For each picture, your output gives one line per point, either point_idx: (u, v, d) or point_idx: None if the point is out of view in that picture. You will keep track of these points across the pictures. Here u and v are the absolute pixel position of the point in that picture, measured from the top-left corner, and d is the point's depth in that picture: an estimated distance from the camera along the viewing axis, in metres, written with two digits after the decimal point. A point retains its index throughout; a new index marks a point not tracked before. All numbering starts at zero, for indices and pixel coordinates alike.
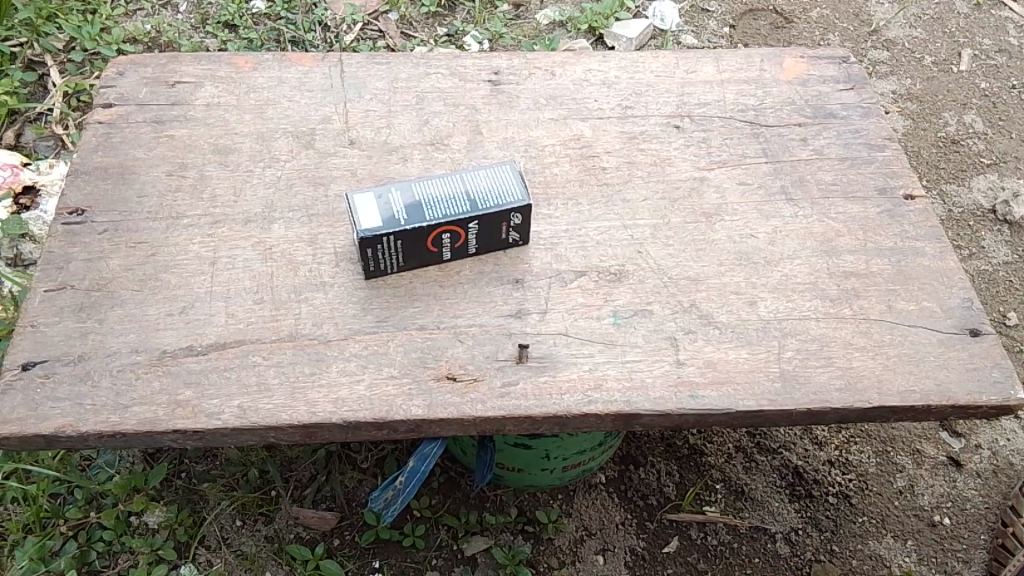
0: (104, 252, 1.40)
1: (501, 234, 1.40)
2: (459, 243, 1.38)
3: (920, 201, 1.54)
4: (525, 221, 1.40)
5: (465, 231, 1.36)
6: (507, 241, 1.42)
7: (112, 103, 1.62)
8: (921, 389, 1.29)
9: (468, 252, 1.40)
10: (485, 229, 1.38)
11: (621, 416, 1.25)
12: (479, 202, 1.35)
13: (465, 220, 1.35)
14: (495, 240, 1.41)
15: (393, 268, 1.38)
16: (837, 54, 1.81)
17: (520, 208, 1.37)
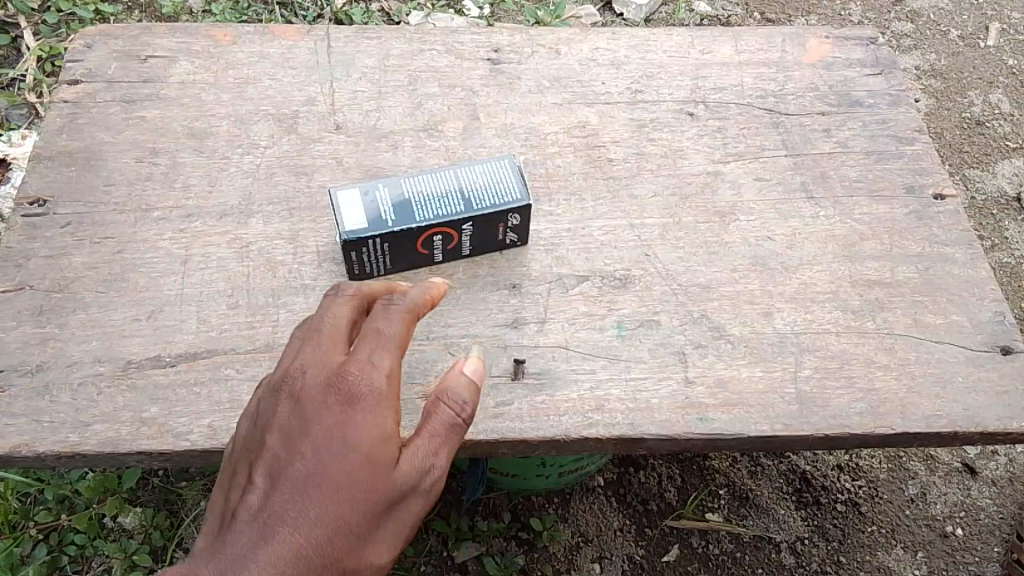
0: (66, 248, 1.29)
1: (498, 235, 1.29)
2: (452, 245, 1.27)
3: (951, 202, 1.43)
4: (524, 222, 1.28)
5: (459, 233, 1.25)
6: (504, 242, 1.31)
7: (79, 79, 1.49)
8: (947, 415, 1.20)
9: (461, 253, 1.30)
10: (480, 230, 1.27)
11: (624, 440, 1.16)
12: (473, 201, 1.24)
13: (458, 222, 1.23)
14: (491, 242, 1.30)
15: (380, 271, 1.27)
16: (864, 34, 1.67)
17: (519, 209, 1.26)
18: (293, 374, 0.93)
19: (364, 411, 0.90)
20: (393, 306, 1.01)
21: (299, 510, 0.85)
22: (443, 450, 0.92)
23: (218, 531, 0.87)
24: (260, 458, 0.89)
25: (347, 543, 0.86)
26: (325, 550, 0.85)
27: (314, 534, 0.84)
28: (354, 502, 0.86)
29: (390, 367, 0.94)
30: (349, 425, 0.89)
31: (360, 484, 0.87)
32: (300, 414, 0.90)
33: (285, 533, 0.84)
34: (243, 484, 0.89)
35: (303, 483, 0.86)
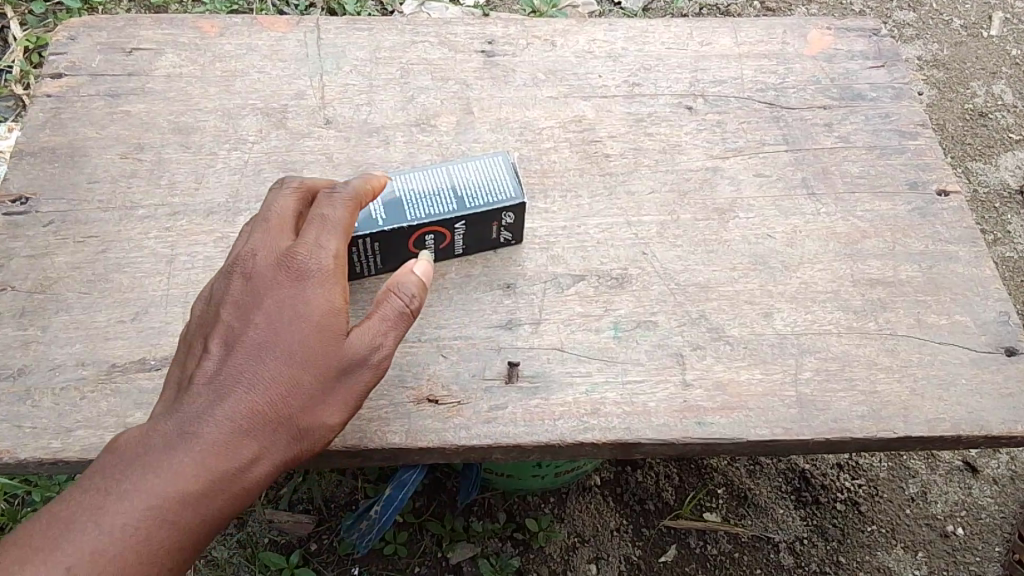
0: (48, 248, 1.26)
1: (492, 233, 1.26)
2: (445, 244, 1.24)
3: (955, 198, 1.40)
4: (517, 220, 1.25)
5: (451, 232, 1.22)
6: (498, 241, 1.28)
7: (62, 73, 1.46)
8: (950, 418, 1.17)
9: (454, 252, 1.27)
10: (473, 229, 1.24)
11: (620, 445, 1.13)
12: (465, 199, 1.21)
13: (451, 220, 1.20)
14: (483, 240, 1.27)
15: (370, 271, 1.24)
16: (867, 25, 1.63)
17: (513, 207, 1.22)
18: (246, 258, 1.04)
19: (312, 289, 1.01)
20: (335, 193, 1.09)
21: (254, 373, 0.97)
22: (392, 331, 1.03)
23: (179, 393, 0.98)
24: (216, 328, 1.00)
25: (299, 403, 0.97)
26: (279, 409, 0.97)
27: (269, 393, 0.96)
28: (304, 366, 0.98)
29: (335, 249, 1.04)
30: (299, 300, 1.00)
31: (309, 352, 0.98)
32: (253, 292, 1.01)
33: (243, 391, 0.96)
34: (200, 353, 1.00)
35: (256, 350, 0.98)
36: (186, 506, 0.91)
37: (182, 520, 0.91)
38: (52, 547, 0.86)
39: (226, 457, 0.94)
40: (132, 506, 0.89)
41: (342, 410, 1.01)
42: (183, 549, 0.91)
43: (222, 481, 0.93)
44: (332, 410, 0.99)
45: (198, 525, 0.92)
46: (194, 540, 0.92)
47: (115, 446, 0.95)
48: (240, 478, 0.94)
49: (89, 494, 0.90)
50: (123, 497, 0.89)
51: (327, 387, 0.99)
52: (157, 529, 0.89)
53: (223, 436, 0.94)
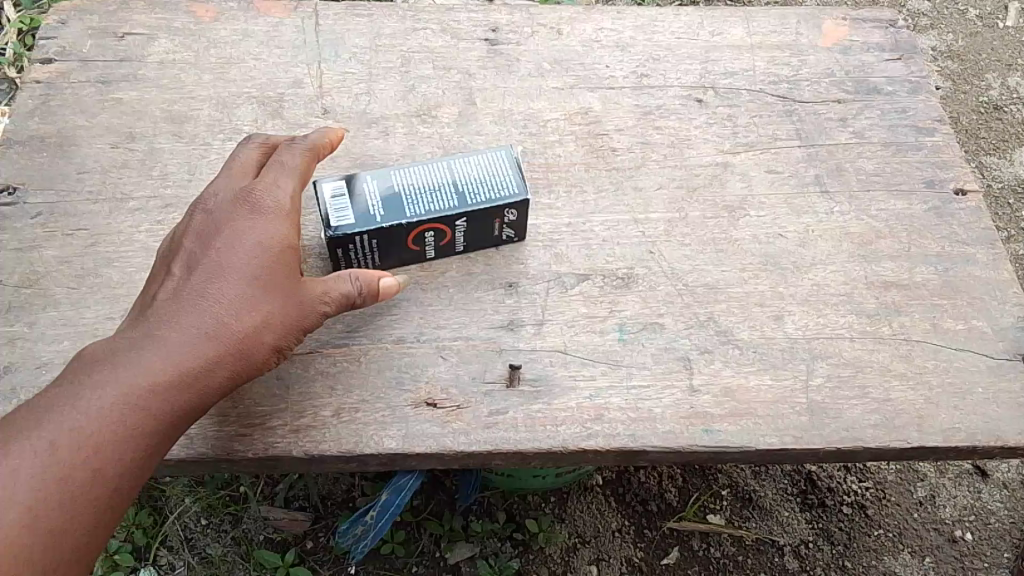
0: (36, 241, 1.22)
1: (494, 230, 1.22)
2: (445, 241, 1.20)
3: (973, 198, 1.35)
4: (520, 218, 1.21)
5: (451, 229, 1.18)
6: (501, 238, 1.24)
7: (52, 58, 1.41)
8: (966, 428, 1.14)
9: (454, 249, 1.22)
10: (474, 226, 1.19)
11: (624, 453, 1.09)
12: (466, 195, 1.17)
13: (451, 217, 1.16)
14: (485, 238, 1.23)
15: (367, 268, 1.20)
16: (884, 16, 1.58)
17: (516, 204, 1.18)
18: (207, 198, 1.10)
19: (269, 219, 1.07)
20: (292, 143, 1.15)
21: (217, 288, 1.01)
22: (339, 305, 1.07)
23: (145, 310, 1.02)
24: (179, 253, 1.06)
25: (261, 318, 1.01)
26: (242, 320, 1.00)
27: (234, 305, 1.01)
28: (265, 286, 1.03)
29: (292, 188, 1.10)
30: (259, 227, 1.06)
31: (269, 272, 1.03)
32: (217, 222, 1.07)
33: (209, 303, 1.00)
34: (165, 277, 1.05)
35: (219, 269, 1.03)
36: (153, 398, 0.94)
37: (150, 413, 0.94)
38: (28, 428, 0.89)
39: (191, 359, 0.97)
40: (104, 393, 0.92)
41: (299, 333, 1.05)
42: (150, 443, 0.94)
43: (187, 381, 0.97)
44: (291, 330, 1.04)
45: (164, 422, 0.95)
46: (159, 438, 0.95)
47: (81, 354, 0.99)
48: (202, 380, 0.98)
49: (62, 387, 0.94)
50: (95, 388, 0.93)
51: (287, 307, 1.03)
52: (127, 416, 0.92)
53: (189, 340, 0.98)
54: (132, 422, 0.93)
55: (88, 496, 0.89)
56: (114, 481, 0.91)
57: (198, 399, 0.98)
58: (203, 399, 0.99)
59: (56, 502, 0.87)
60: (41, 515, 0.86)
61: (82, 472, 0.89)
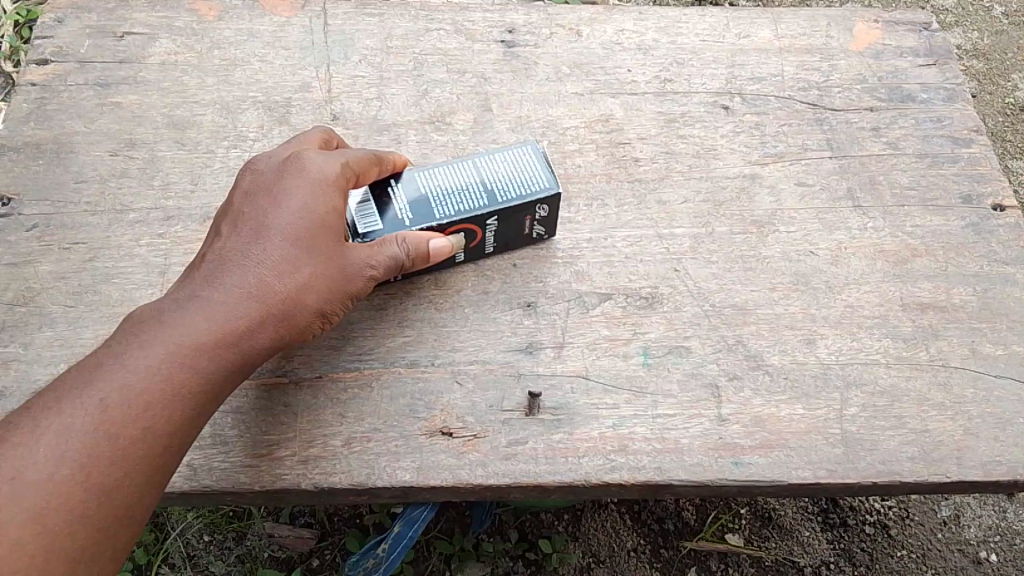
0: (32, 255, 1.17)
1: (524, 228, 1.17)
2: (475, 242, 1.15)
3: (1012, 214, 1.29)
4: (552, 213, 1.16)
5: (483, 229, 1.13)
6: (531, 236, 1.19)
7: (48, 59, 1.35)
8: (1008, 462, 1.08)
9: (485, 250, 1.18)
10: (505, 225, 1.14)
11: (649, 486, 1.04)
12: (496, 193, 1.11)
13: (483, 217, 1.11)
14: (516, 236, 1.18)
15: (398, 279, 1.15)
16: (917, 18, 1.51)
17: (547, 199, 1.13)
18: (259, 166, 1.06)
19: (317, 182, 1.01)
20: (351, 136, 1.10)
21: (264, 248, 0.97)
22: (387, 267, 1.03)
23: (192, 269, 0.99)
24: (227, 218, 1.02)
25: (309, 279, 0.97)
26: (289, 279, 0.96)
27: (279, 265, 0.96)
28: (310, 249, 0.98)
29: (343, 159, 1.04)
30: (306, 190, 1.00)
31: (315, 235, 0.98)
32: (264, 186, 1.02)
33: (255, 263, 0.96)
34: (212, 241, 1.01)
35: (264, 232, 0.98)
36: (200, 358, 0.91)
37: (198, 372, 0.90)
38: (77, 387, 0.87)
39: (236, 318, 0.93)
40: (150, 353, 0.89)
41: (347, 296, 1.00)
42: (197, 405, 0.91)
43: (232, 341, 0.93)
44: (339, 292, 0.99)
45: (210, 384, 0.91)
46: (205, 401, 0.92)
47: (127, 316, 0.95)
48: (249, 341, 0.94)
49: (108, 347, 0.91)
50: (143, 346, 0.90)
51: (334, 269, 0.99)
52: (173, 376, 0.89)
53: (236, 299, 0.94)
54: (177, 383, 0.89)
55: (136, 457, 0.86)
56: (161, 443, 0.88)
57: (245, 360, 0.94)
58: (250, 360, 0.95)
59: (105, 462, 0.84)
60: (88, 476, 0.83)
61: (132, 434, 0.86)
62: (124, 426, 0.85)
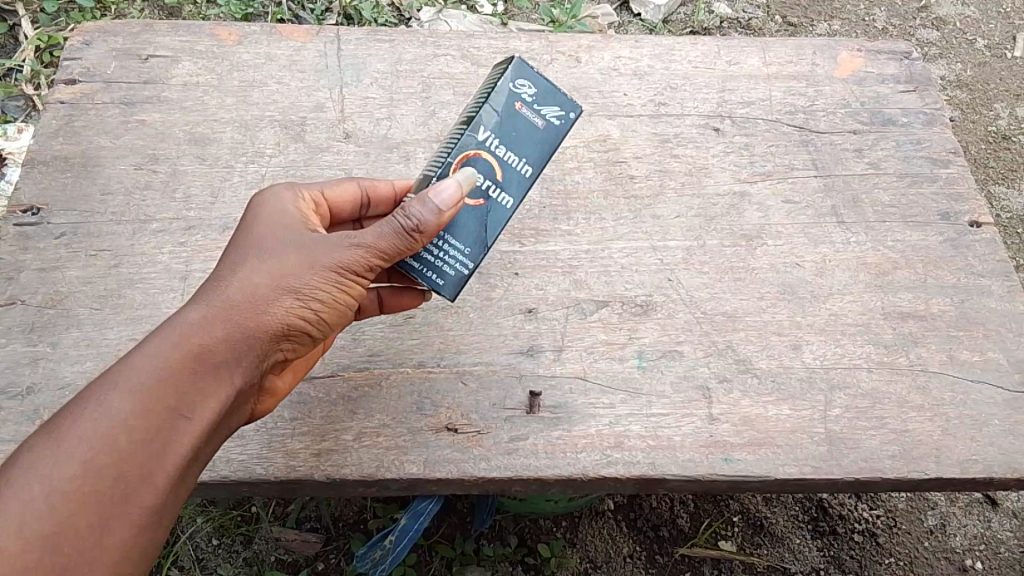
0: (60, 261, 1.23)
1: (534, 120, 1.07)
2: (505, 169, 1.07)
3: (987, 229, 1.37)
4: (540, 86, 1.07)
5: (486, 145, 1.06)
6: (552, 126, 1.08)
7: (76, 79, 1.43)
8: (983, 461, 1.14)
9: (522, 170, 1.07)
10: (509, 129, 1.07)
11: (644, 481, 1.10)
12: (472, 112, 1.08)
13: (477, 137, 1.06)
14: (535, 134, 1.07)
15: (468, 267, 1.07)
16: (898, 48, 1.60)
17: (516, 73, 1.07)
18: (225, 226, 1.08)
19: (271, 205, 1.02)
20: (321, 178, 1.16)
21: (216, 273, 0.95)
22: (374, 235, 0.96)
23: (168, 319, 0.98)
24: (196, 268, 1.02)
25: (273, 274, 0.94)
26: (248, 281, 0.94)
27: (242, 272, 0.94)
28: (270, 253, 0.96)
29: (292, 183, 1.07)
30: (261, 212, 1.01)
31: (273, 243, 0.97)
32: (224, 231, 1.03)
33: (218, 280, 0.94)
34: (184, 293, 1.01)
35: (225, 257, 0.98)
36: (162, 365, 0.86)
37: (157, 382, 0.85)
38: (20, 446, 0.82)
39: (193, 328, 0.89)
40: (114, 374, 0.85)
41: (327, 278, 0.96)
42: (167, 417, 0.85)
43: (193, 347, 0.88)
44: (314, 276, 0.95)
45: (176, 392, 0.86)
46: (176, 410, 0.86)
47: None
48: (214, 345, 0.89)
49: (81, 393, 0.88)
50: (89, 385, 0.85)
51: (301, 257, 0.96)
52: (126, 395, 0.83)
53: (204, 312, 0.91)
54: (134, 400, 0.83)
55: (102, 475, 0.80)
56: (127, 461, 0.82)
57: (215, 365, 0.89)
58: (222, 366, 0.90)
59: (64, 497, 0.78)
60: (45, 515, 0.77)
61: (89, 462, 0.80)
62: (75, 458, 0.80)
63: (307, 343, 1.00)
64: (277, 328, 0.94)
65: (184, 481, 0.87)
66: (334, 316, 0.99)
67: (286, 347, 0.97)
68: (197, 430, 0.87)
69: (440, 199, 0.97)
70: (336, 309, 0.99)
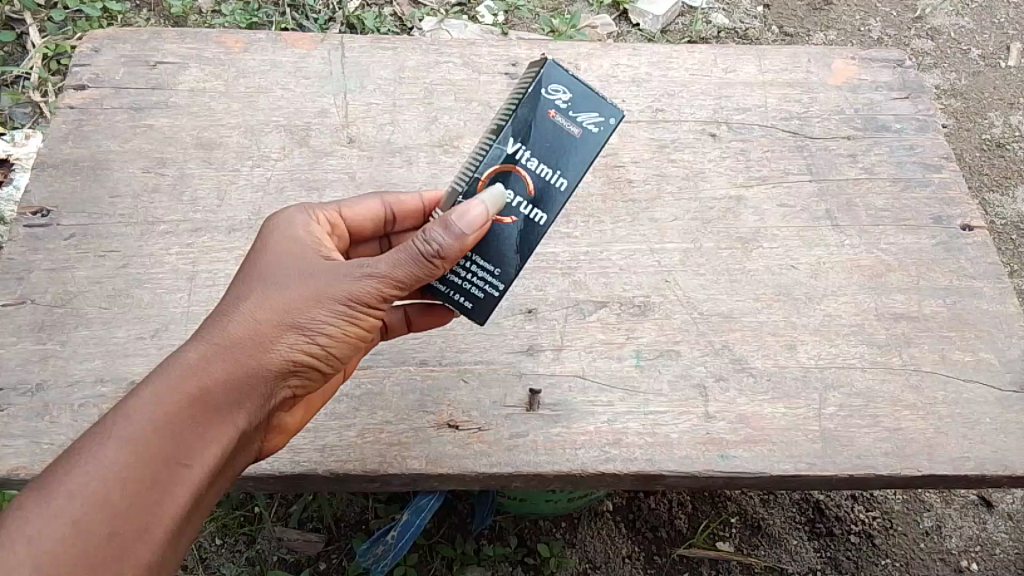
0: (69, 261, 1.26)
1: (568, 128, 1.03)
2: (537, 183, 1.04)
3: (979, 233, 1.39)
4: (574, 92, 1.03)
5: (518, 158, 1.03)
6: (589, 133, 1.03)
7: (85, 85, 1.46)
8: (975, 458, 1.16)
9: (557, 183, 1.04)
10: (542, 139, 1.03)
11: (642, 477, 1.12)
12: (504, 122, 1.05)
13: (507, 150, 1.03)
14: (569, 143, 1.03)
15: (497, 289, 1.05)
16: (891, 56, 1.63)
17: (548, 80, 1.02)
18: None
19: (277, 235, 1.01)
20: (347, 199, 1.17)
21: (220, 309, 0.94)
22: (390, 261, 0.94)
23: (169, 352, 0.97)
24: None
25: (277, 310, 0.93)
26: (251, 317, 0.93)
27: (247, 307, 0.93)
28: (275, 285, 0.95)
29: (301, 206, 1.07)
30: (266, 243, 1.00)
31: (279, 275, 0.96)
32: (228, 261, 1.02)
33: (222, 315, 0.93)
34: None
35: (230, 291, 0.97)
36: (164, 408, 0.85)
37: (157, 428, 0.84)
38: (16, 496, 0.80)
39: (195, 369, 0.89)
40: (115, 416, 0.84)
41: (335, 311, 0.94)
42: (169, 463, 0.84)
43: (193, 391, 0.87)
44: (320, 310, 0.94)
45: (178, 437, 0.85)
46: (175, 456, 0.85)
47: None
48: (214, 387, 0.89)
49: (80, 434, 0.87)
50: (87, 433, 0.84)
51: (307, 290, 0.94)
52: (125, 442, 0.82)
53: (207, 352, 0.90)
54: (132, 449, 0.83)
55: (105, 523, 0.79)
56: (125, 511, 0.81)
57: (217, 406, 0.89)
58: (224, 407, 0.90)
59: (56, 555, 0.76)
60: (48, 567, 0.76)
61: (82, 516, 0.78)
62: (70, 509, 0.78)
63: (316, 378, 0.99)
64: (282, 365, 0.93)
65: (185, 528, 0.87)
66: (344, 349, 0.98)
67: (293, 382, 0.96)
68: (198, 476, 0.87)
69: (465, 222, 0.94)
70: (346, 342, 0.98)
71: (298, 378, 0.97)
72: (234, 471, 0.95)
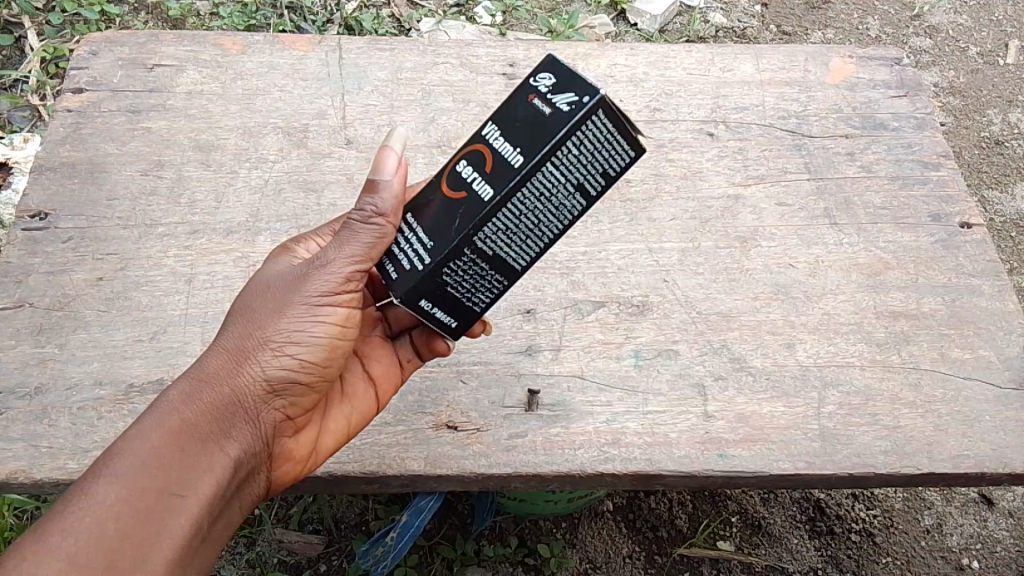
0: (67, 264, 1.26)
1: (543, 110, 0.85)
2: (495, 164, 0.88)
3: (978, 230, 1.39)
4: (563, 72, 0.84)
5: (485, 135, 0.89)
6: (560, 116, 0.83)
7: (83, 87, 1.46)
8: (974, 455, 1.16)
9: (512, 164, 0.86)
10: (516, 118, 0.87)
11: (641, 476, 1.12)
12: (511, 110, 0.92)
13: (485, 128, 0.90)
14: (538, 124, 0.85)
15: (423, 263, 0.93)
16: (889, 54, 1.63)
17: (546, 59, 0.86)
18: None
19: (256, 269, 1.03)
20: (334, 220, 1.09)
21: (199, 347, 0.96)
22: (345, 242, 0.93)
23: None
24: None
25: (246, 331, 0.94)
26: (223, 345, 0.94)
27: (222, 338, 0.94)
28: (246, 310, 0.96)
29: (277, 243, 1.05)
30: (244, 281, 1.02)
31: (248, 301, 0.96)
32: None
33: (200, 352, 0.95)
34: None
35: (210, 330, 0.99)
36: (146, 443, 0.86)
37: (140, 462, 0.85)
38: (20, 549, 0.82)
39: (174, 403, 0.90)
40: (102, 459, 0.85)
41: (305, 318, 0.94)
42: (159, 494, 0.85)
43: (175, 424, 0.88)
44: (289, 320, 0.94)
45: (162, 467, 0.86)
46: (166, 487, 0.85)
47: None
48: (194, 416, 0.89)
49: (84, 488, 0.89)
50: (78, 482, 0.85)
51: (274, 306, 0.94)
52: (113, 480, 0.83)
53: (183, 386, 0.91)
54: (120, 486, 0.83)
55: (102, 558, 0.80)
56: (119, 544, 0.81)
57: (201, 434, 0.89)
58: (210, 434, 0.90)
59: None
60: None
61: (76, 552, 0.79)
62: (67, 551, 0.79)
63: (305, 393, 0.98)
64: (262, 384, 0.93)
65: (188, 556, 0.86)
66: (327, 357, 0.97)
67: (282, 401, 0.96)
68: (191, 502, 0.86)
69: (385, 165, 0.93)
70: (328, 349, 0.97)
71: (283, 395, 0.96)
72: (240, 501, 0.94)
